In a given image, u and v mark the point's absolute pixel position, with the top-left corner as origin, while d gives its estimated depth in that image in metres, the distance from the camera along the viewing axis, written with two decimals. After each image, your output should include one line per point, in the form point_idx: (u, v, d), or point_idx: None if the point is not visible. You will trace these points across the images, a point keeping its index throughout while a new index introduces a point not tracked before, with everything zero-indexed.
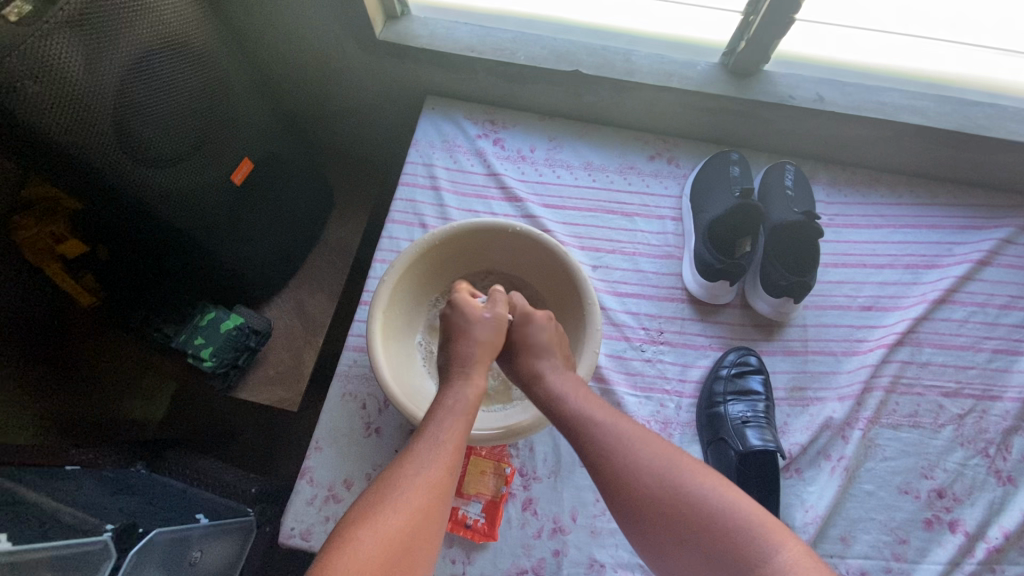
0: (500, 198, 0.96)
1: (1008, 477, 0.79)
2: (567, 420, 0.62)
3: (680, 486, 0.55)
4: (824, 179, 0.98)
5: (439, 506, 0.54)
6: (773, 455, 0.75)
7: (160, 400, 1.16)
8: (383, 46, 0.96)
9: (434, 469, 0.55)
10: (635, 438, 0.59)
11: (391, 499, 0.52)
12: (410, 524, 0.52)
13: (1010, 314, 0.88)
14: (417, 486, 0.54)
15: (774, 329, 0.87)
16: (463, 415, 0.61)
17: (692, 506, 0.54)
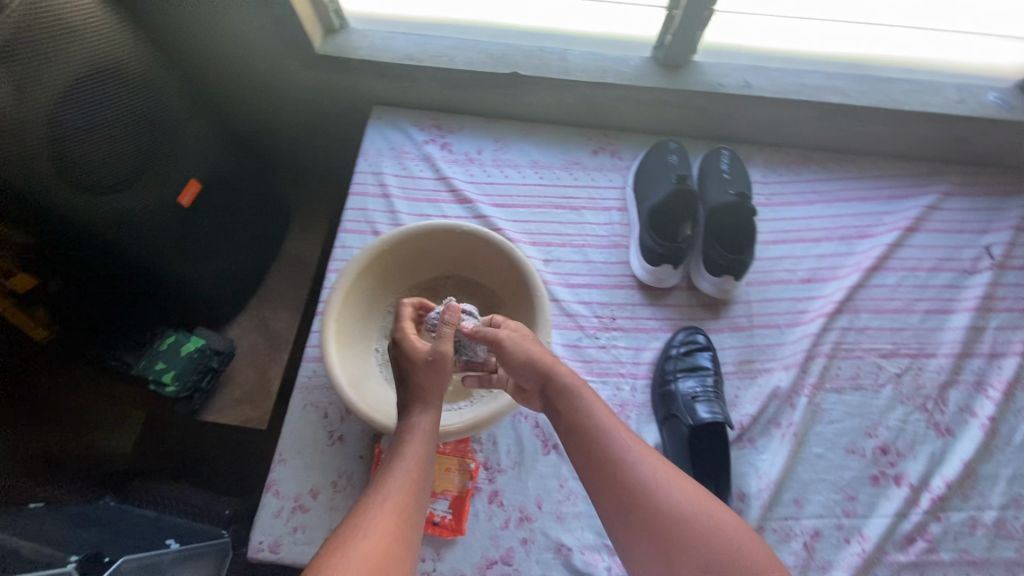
0: (450, 201, 0.98)
1: (947, 429, 0.83)
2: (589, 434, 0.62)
3: (697, 512, 0.56)
4: (760, 161, 1.02)
5: (407, 529, 0.54)
6: (721, 426, 0.77)
7: (128, 433, 1.16)
8: (324, 61, 0.98)
9: (401, 490, 0.56)
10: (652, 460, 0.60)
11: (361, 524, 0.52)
12: (379, 547, 0.51)
13: (939, 276, 0.93)
14: (386, 507, 0.54)
15: (719, 307, 0.91)
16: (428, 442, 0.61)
17: (709, 530, 0.55)
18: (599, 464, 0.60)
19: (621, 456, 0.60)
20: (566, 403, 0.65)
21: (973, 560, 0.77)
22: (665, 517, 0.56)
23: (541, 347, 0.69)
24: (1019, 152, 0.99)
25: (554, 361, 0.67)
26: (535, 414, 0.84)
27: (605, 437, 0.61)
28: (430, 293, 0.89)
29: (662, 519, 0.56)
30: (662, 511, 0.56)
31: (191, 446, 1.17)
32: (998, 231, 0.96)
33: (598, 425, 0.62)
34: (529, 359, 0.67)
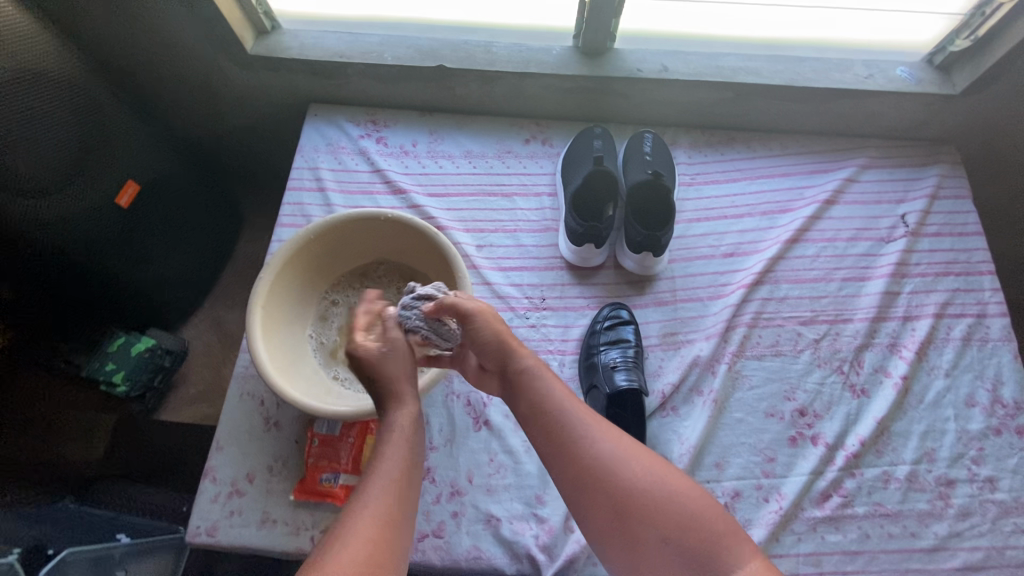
0: (386, 192, 1.01)
1: (862, 390, 0.87)
2: (557, 419, 0.61)
3: (659, 486, 0.56)
4: (685, 143, 1.06)
5: (390, 535, 0.51)
6: (636, 394, 0.81)
7: (97, 439, 1.14)
8: (257, 61, 1.01)
9: (384, 497, 0.53)
10: (612, 436, 0.60)
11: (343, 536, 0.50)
12: (363, 560, 0.48)
13: (857, 245, 0.97)
14: (368, 517, 0.51)
15: (644, 284, 0.94)
16: (407, 440, 0.58)
17: (668, 501, 0.55)
18: (569, 449, 0.59)
19: (581, 434, 0.60)
20: (527, 385, 0.63)
21: (887, 512, 0.80)
22: (625, 490, 0.56)
23: (505, 328, 0.67)
24: (931, 124, 1.03)
25: (518, 344, 0.66)
26: (466, 393, 0.87)
27: (566, 416, 0.61)
28: (364, 278, 0.93)
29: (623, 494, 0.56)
30: (622, 486, 0.56)
31: (161, 454, 1.15)
32: (914, 200, 1.00)
33: (559, 405, 0.62)
34: (494, 339, 0.65)
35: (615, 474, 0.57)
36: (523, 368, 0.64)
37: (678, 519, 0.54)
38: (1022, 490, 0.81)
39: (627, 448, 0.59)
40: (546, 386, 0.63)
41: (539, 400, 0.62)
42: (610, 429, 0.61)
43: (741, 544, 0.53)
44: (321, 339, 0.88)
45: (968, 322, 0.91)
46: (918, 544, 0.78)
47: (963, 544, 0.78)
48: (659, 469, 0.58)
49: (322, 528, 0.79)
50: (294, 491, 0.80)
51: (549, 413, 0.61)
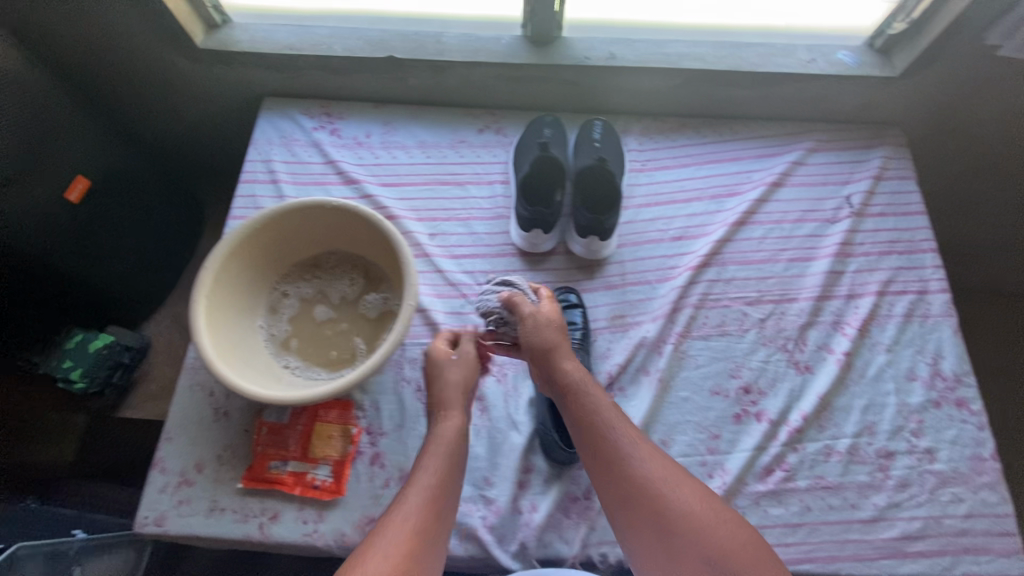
0: (338, 182, 1.01)
1: (806, 366, 0.88)
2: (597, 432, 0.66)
3: (689, 502, 0.60)
4: (636, 130, 1.07)
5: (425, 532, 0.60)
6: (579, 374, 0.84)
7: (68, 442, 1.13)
8: (208, 56, 1.01)
9: (427, 494, 0.63)
10: (659, 460, 0.63)
11: (388, 525, 0.59)
12: (402, 544, 0.58)
13: (803, 226, 0.98)
14: (410, 514, 0.60)
15: (595, 269, 0.95)
16: (449, 448, 0.69)
17: (711, 525, 0.58)
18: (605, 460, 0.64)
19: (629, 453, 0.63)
20: (579, 400, 0.69)
21: (827, 485, 0.81)
22: (669, 511, 0.59)
23: (558, 336, 0.74)
24: (875, 107, 1.05)
25: (565, 353, 0.72)
26: (417, 379, 0.87)
27: (612, 430, 0.66)
28: (315, 268, 0.93)
29: (667, 514, 0.59)
30: (668, 506, 0.59)
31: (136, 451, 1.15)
32: (859, 181, 1.02)
33: (607, 423, 0.66)
34: (543, 346, 0.72)
35: (660, 493, 0.60)
36: (571, 383, 0.70)
37: (721, 542, 0.56)
38: (960, 460, 0.83)
39: (671, 471, 0.62)
40: (598, 405, 0.68)
41: (581, 414, 0.68)
42: (658, 454, 0.64)
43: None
44: (271, 331, 0.88)
45: (910, 299, 0.93)
46: (858, 515, 0.80)
47: (902, 514, 0.80)
48: (702, 495, 0.60)
49: (271, 514, 0.79)
50: (243, 479, 0.80)
51: (589, 426, 0.67)
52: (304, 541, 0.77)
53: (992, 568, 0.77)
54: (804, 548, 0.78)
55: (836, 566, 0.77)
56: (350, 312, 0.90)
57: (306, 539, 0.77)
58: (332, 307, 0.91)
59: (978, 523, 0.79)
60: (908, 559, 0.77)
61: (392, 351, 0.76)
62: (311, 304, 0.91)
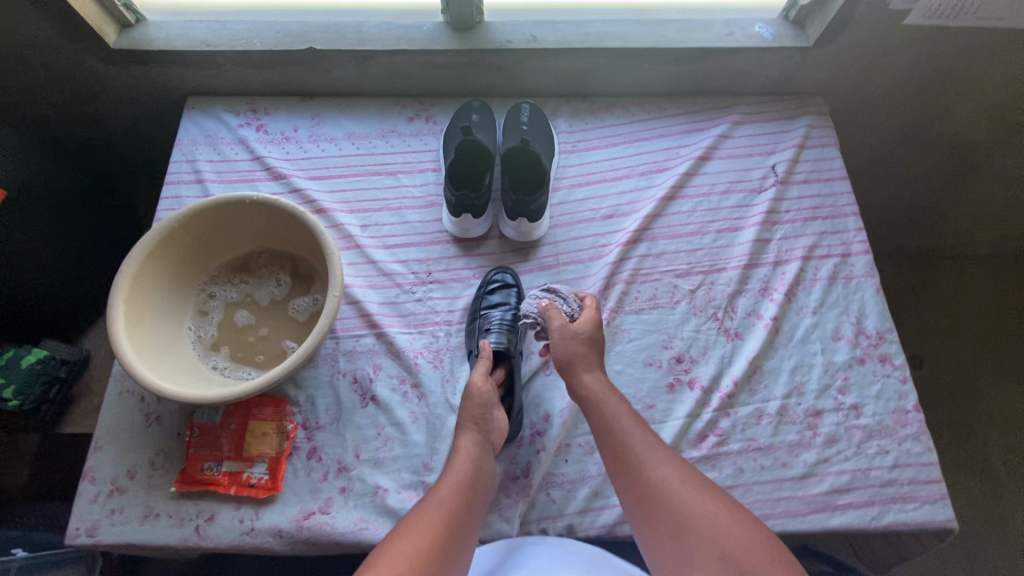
0: (266, 179, 1.00)
1: (735, 333, 0.91)
2: (613, 437, 0.68)
3: (697, 500, 0.60)
4: (566, 112, 1.08)
5: (440, 536, 0.59)
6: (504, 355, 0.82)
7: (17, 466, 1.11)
8: (123, 56, 0.99)
9: (445, 501, 0.63)
10: (675, 464, 0.64)
11: (417, 516, 0.61)
12: (415, 548, 0.57)
13: (730, 197, 1.01)
14: (424, 521, 0.60)
15: (528, 251, 0.96)
16: (469, 464, 0.68)
17: (724, 523, 0.58)
18: (621, 463, 0.66)
19: (642, 457, 0.65)
20: (596, 409, 0.71)
21: (760, 446, 0.83)
22: (682, 512, 0.60)
23: (584, 348, 0.76)
24: (795, 78, 1.08)
25: (588, 365, 0.75)
26: (352, 371, 0.87)
27: (628, 433, 0.68)
28: (244, 269, 0.92)
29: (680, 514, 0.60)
30: (678, 504, 0.60)
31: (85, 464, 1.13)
32: (783, 151, 1.04)
33: (622, 430, 0.68)
34: (566, 358, 0.75)
35: (673, 494, 0.61)
36: (589, 394, 0.73)
37: (732, 539, 0.57)
38: (885, 413, 0.84)
39: (685, 474, 0.63)
40: (613, 413, 0.70)
41: (599, 421, 0.70)
42: (674, 459, 0.65)
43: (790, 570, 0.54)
44: (199, 333, 0.87)
45: (834, 262, 0.95)
46: (789, 473, 0.81)
47: (830, 469, 0.81)
48: (716, 496, 0.61)
49: (207, 516, 0.78)
50: (176, 482, 0.79)
51: (609, 431, 0.69)
52: (241, 540, 0.76)
53: (918, 516, 0.78)
54: None
55: (768, 523, 0.78)
56: (279, 314, 0.89)
57: (244, 538, 0.76)
58: (262, 310, 0.90)
59: (903, 473, 0.81)
60: (837, 511, 0.78)
61: (315, 347, 0.76)
62: (239, 306, 0.90)
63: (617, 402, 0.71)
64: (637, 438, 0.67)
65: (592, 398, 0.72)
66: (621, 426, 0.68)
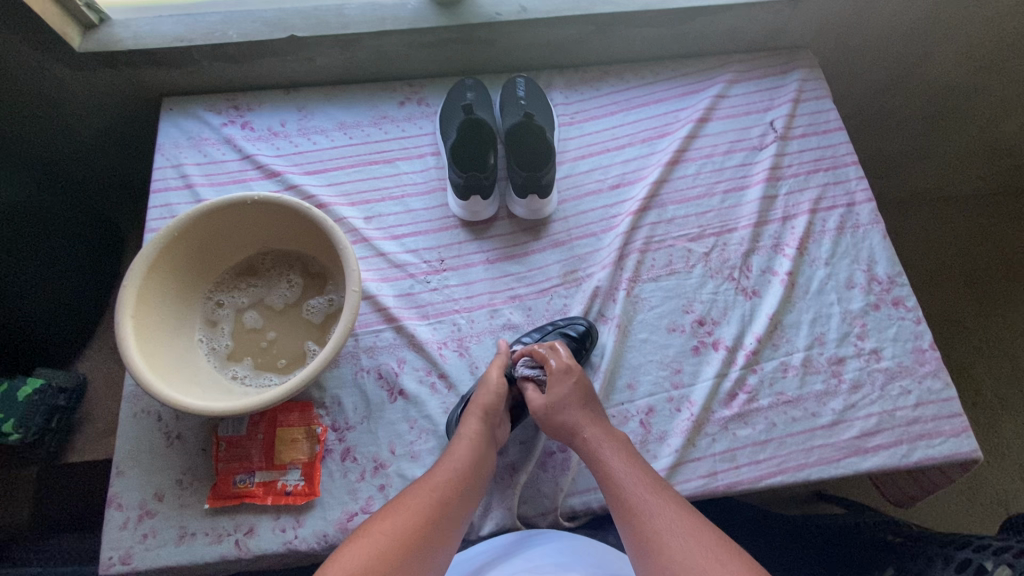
0: (260, 178, 0.96)
1: (753, 291, 0.91)
2: (617, 488, 0.68)
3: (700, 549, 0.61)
4: (560, 84, 1.06)
5: (421, 516, 0.63)
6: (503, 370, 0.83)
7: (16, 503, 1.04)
8: (91, 60, 0.93)
9: (435, 484, 0.67)
10: (680, 513, 0.64)
11: (409, 495, 0.66)
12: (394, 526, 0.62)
13: (733, 157, 1.00)
14: (411, 501, 0.65)
15: (540, 229, 0.95)
16: (471, 447, 0.71)
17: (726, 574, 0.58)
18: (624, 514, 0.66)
19: (646, 506, 0.65)
20: (598, 463, 0.71)
21: (789, 399, 0.84)
22: (685, 561, 0.60)
23: (579, 408, 0.75)
24: (785, 32, 1.07)
25: (588, 423, 0.74)
26: (376, 366, 0.85)
27: (632, 482, 0.68)
28: (251, 273, 0.89)
29: (684, 572, 0.59)
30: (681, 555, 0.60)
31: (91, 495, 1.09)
32: (780, 106, 1.04)
33: (626, 483, 0.68)
34: (561, 422, 0.75)
35: (675, 543, 0.62)
36: (588, 448, 0.73)
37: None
38: (904, 354, 0.87)
39: (692, 525, 0.63)
40: (616, 464, 0.70)
41: (602, 473, 0.70)
42: (679, 507, 0.65)
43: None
44: (212, 345, 0.83)
45: (840, 213, 0.96)
46: (818, 422, 0.83)
47: (858, 414, 0.83)
48: (719, 545, 0.61)
49: (246, 529, 0.76)
50: (209, 499, 0.77)
51: (610, 482, 0.69)
52: (284, 549, 0.75)
53: (945, 450, 0.80)
54: (773, 462, 0.80)
55: (805, 473, 0.80)
56: (294, 316, 0.87)
57: (287, 548, 0.75)
58: (276, 314, 0.87)
59: (926, 410, 0.83)
60: (869, 454, 0.81)
61: (341, 345, 0.73)
62: (250, 311, 0.86)
63: (620, 451, 0.71)
64: (641, 487, 0.67)
65: (593, 453, 0.72)
66: (622, 478, 0.69)
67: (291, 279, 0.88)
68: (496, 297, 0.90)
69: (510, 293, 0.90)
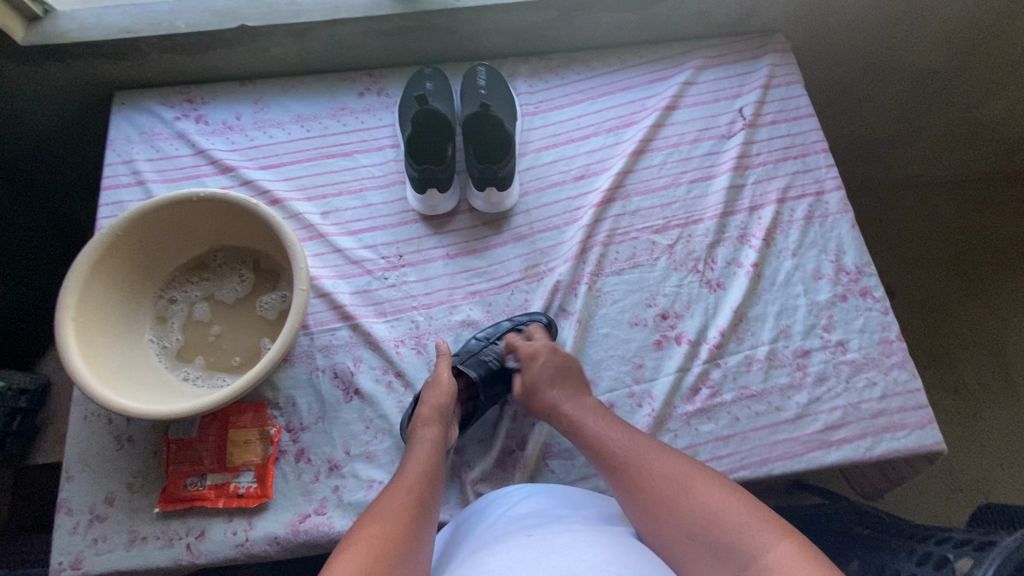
0: (213, 173, 0.93)
1: (717, 284, 0.90)
2: (597, 444, 0.69)
3: (680, 482, 0.60)
4: (524, 73, 1.03)
5: (404, 517, 0.58)
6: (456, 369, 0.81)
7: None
8: (35, 53, 0.90)
9: (408, 485, 0.63)
10: (658, 453, 0.64)
11: (383, 501, 0.61)
12: (381, 530, 0.56)
13: (700, 146, 0.98)
14: (389, 505, 0.60)
15: (501, 222, 0.93)
16: (431, 448, 0.68)
17: (708, 498, 0.58)
18: (607, 465, 0.66)
19: (624, 454, 0.66)
20: (576, 429, 0.72)
21: (752, 393, 0.83)
22: (670, 494, 0.59)
23: (557, 385, 0.76)
24: (754, 16, 1.04)
25: (569, 396, 0.75)
26: (332, 365, 0.83)
27: (606, 438, 0.68)
28: (202, 269, 0.87)
29: (671, 505, 0.59)
30: (665, 488, 0.60)
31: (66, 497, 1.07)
32: (749, 93, 1.01)
33: (608, 440, 0.68)
34: (543, 400, 0.76)
35: (656, 479, 0.61)
36: (567, 418, 0.73)
37: (720, 512, 0.56)
38: (870, 345, 0.85)
39: (674, 465, 0.63)
40: (589, 423, 0.71)
41: (579, 435, 0.71)
42: (657, 448, 0.66)
43: (793, 541, 0.52)
44: (163, 343, 0.82)
45: (808, 202, 0.94)
46: (782, 416, 0.82)
47: (822, 407, 0.82)
48: (698, 474, 0.61)
49: (197, 533, 0.74)
50: (159, 502, 0.75)
51: (588, 442, 0.70)
52: (236, 552, 0.74)
53: (909, 442, 0.79)
54: (736, 457, 0.79)
55: (767, 468, 0.78)
56: (248, 314, 0.85)
57: (239, 551, 0.74)
58: (228, 311, 0.85)
59: (891, 402, 0.82)
60: (833, 447, 0.80)
61: (289, 343, 0.71)
62: (202, 309, 0.85)
63: (591, 411, 0.72)
64: (616, 441, 0.68)
65: (570, 418, 0.73)
66: (600, 435, 0.69)
67: (245, 275, 0.86)
68: (456, 293, 0.88)
69: (469, 288, 0.89)
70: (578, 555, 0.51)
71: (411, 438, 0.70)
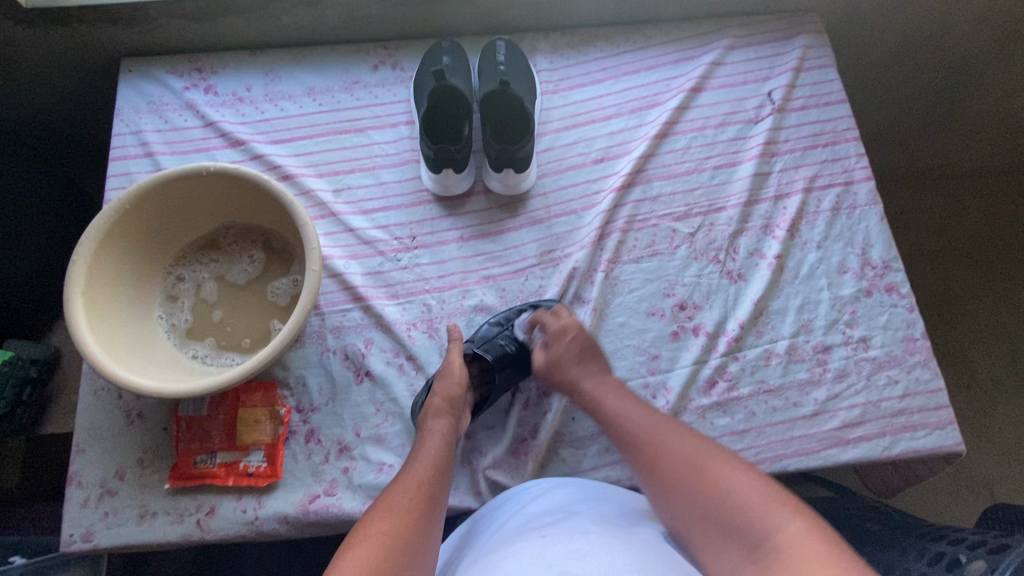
0: (223, 146, 0.91)
1: (738, 275, 0.87)
2: (617, 419, 0.70)
3: (692, 458, 0.60)
4: (544, 48, 0.99)
5: (410, 515, 0.57)
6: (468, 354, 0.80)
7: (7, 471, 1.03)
8: (39, 16, 0.87)
9: (416, 480, 0.62)
10: (673, 429, 0.65)
11: (389, 497, 0.60)
12: (386, 528, 0.55)
13: (726, 130, 0.94)
14: (395, 501, 0.59)
15: (518, 205, 0.90)
16: (439, 443, 0.67)
17: (721, 476, 0.57)
18: (623, 442, 0.67)
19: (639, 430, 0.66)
20: (597, 404, 0.73)
21: (770, 388, 0.81)
22: (682, 470, 0.59)
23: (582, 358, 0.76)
24: None
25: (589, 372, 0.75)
26: (343, 347, 0.82)
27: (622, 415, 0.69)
28: (213, 247, 0.85)
29: (683, 482, 0.59)
30: (678, 462, 0.60)
31: None
32: (779, 76, 0.97)
33: (626, 417, 0.69)
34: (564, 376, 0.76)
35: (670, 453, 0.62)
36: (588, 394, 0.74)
37: (732, 491, 0.55)
38: (894, 343, 0.83)
39: (688, 442, 0.62)
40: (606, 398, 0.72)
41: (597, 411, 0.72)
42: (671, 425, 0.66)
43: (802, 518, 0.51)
44: (172, 321, 0.81)
45: (836, 192, 0.91)
46: (800, 412, 0.80)
47: (841, 404, 0.80)
48: (710, 451, 0.60)
49: (207, 510, 0.74)
50: (170, 479, 0.75)
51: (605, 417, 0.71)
52: (246, 530, 0.74)
53: (930, 442, 0.78)
54: (751, 452, 0.78)
55: (782, 464, 0.77)
56: (258, 294, 0.84)
57: (248, 528, 0.74)
58: (238, 291, 0.84)
59: (913, 401, 0.80)
60: (850, 445, 0.78)
61: (300, 326, 0.70)
62: (212, 288, 0.83)
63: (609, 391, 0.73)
64: (631, 417, 0.68)
65: (591, 395, 0.73)
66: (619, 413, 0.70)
67: (256, 255, 0.84)
68: (469, 277, 0.86)
69: (483, 272, 0.87)
70: (596, 563, 0.50)
71: (421, 430, 0.69)
